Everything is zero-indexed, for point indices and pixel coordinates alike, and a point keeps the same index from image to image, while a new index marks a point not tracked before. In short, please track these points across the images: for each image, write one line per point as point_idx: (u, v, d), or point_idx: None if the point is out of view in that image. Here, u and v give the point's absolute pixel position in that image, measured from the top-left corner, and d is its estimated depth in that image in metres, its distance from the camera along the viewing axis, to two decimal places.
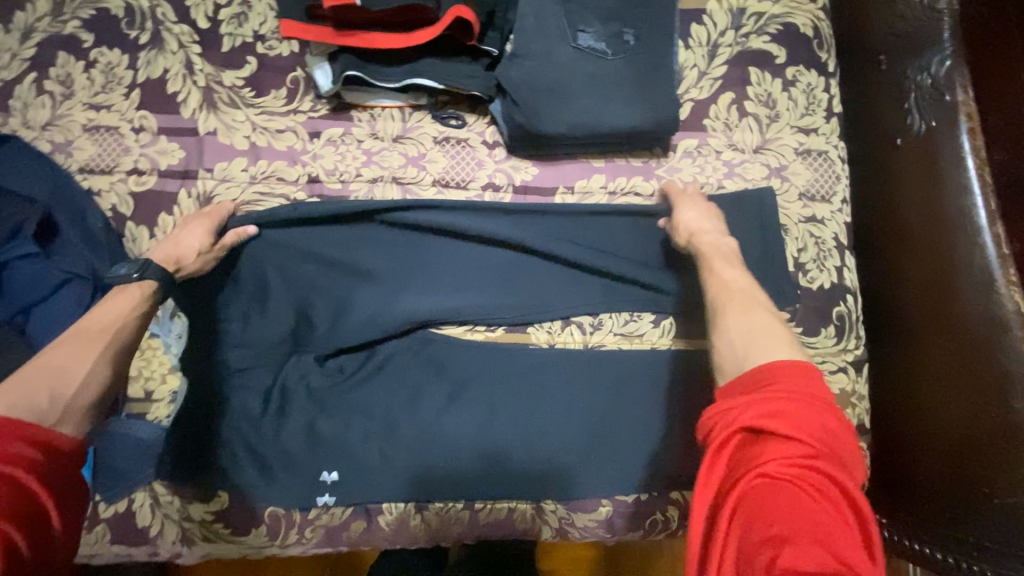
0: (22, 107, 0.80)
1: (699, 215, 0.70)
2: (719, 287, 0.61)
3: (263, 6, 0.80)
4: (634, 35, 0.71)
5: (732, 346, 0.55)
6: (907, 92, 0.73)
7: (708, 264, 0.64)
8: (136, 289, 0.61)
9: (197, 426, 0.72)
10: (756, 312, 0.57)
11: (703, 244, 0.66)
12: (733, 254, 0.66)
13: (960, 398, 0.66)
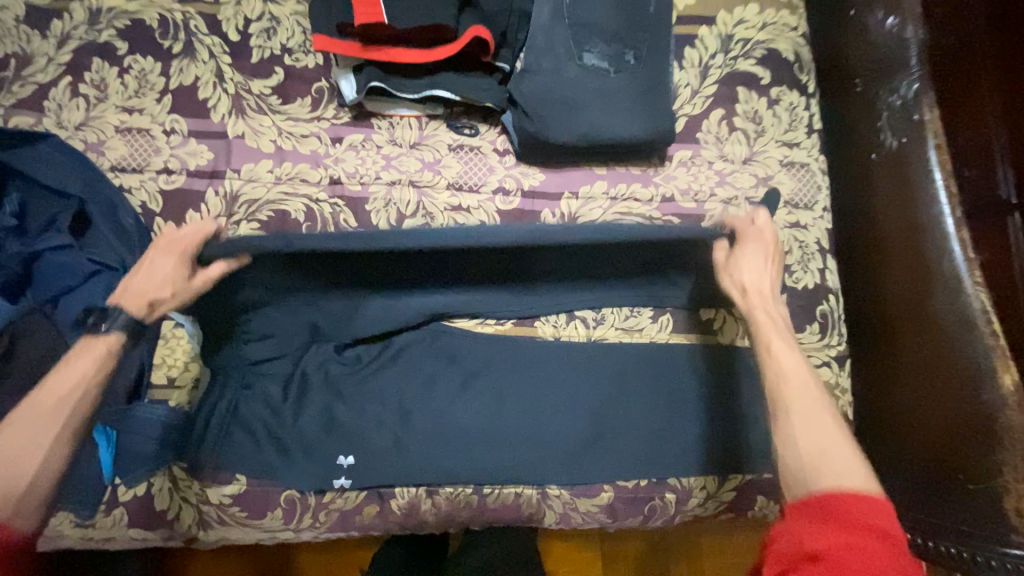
0: (57, 109, 0.84)
1: (756, 277, 0.72)
2: (782, 373, 0.63)
3: (291, 22, 0.86)
4: (634, 56, 0.78)
5: (794, 455, 0.57)
6: (880, 112, 0.81)
7: (766, 346, 0.66)
8: (104, 342, 0.62)
9: (221, 409, 0.76)
10: (824, 416, 0.60)
11: (756, 304, 0.70)
12: (791, 338, 0.67)
13: (941, 394, 0.72)
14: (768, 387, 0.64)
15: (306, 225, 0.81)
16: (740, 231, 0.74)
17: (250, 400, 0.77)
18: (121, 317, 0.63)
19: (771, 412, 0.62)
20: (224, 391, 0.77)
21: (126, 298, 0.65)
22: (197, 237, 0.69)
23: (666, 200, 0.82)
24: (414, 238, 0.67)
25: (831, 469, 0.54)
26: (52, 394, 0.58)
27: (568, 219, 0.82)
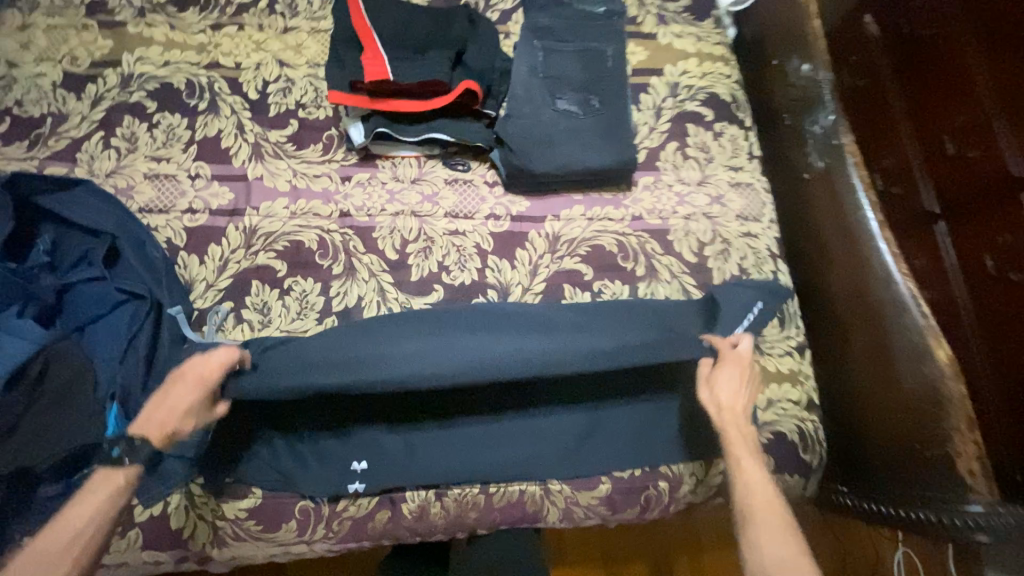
0: (90, 159, 0.93)
1: (731, 396, 0.78)
2: (749, 492, 0.71)
3: (304, 82, 1.00)
4: (599, 101, 0.94)
5: (761, 566, 0.65)
6: (810, 140, 0.99)
7: (736, 461, 0.74)
8: (122, 474, 0.66)
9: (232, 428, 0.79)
10: (781, 536, 0.67)
11: (729, 424, 0.76)
12: (757, 452, 0.75)
13: (890, 372, 0.85)
14: (739, 501, 0.71)
15: (318, 252, 0.90)
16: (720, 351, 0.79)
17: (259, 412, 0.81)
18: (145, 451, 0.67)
19: (739, 526, 0.70)
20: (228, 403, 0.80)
21: (147, 426, 0.69)
22: (214, 369, 0.71)
23: (635, 219, 0.95)
24: (416, 362, 0.71)
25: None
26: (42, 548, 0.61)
27: (552, 238, 0.93)
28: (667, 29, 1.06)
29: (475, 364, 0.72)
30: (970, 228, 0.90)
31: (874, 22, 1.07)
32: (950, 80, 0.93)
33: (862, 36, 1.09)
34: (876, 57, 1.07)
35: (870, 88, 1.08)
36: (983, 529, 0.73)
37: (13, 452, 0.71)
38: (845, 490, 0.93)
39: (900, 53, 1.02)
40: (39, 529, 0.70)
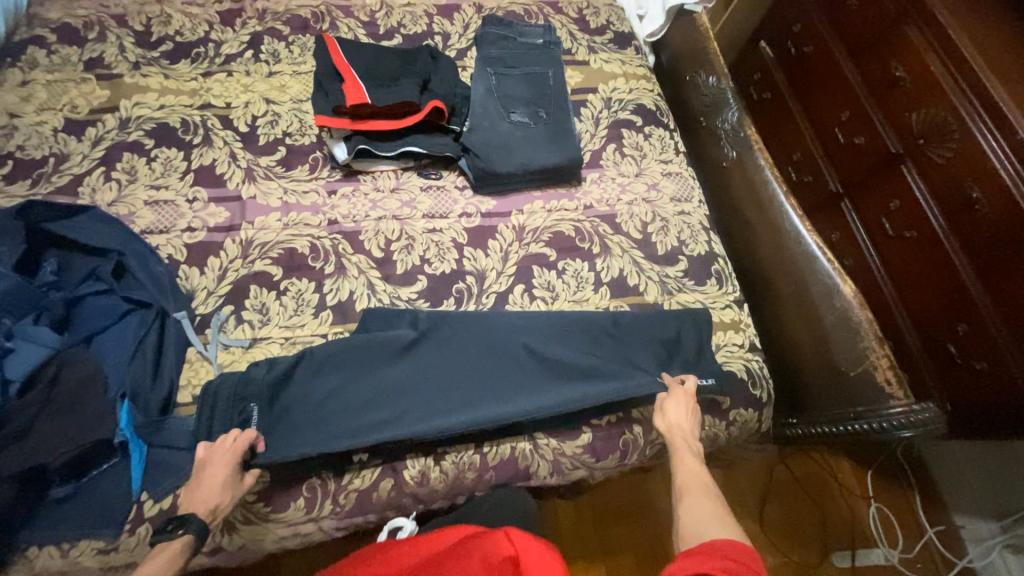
0: (92, 192, 1.02)
1: (679, 417, 0.87)
2: (685, 478, 0.79)
3: (290, 115, 1.14)
4: (546, 113, 1.12)
5: (688, 521, 0.71)
6: (722, 135, 1.23)
7: (677, 454, 0.83)
8: (176, 543, 0.70)
9: (231, 417, 0.83)
10: (707, 503, 0.73)
11: (678, 438, 0.84)
12: (698, 452, 0.83)
13: (813, 312, 1.02)
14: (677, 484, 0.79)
15: (310, 256, 1.00)
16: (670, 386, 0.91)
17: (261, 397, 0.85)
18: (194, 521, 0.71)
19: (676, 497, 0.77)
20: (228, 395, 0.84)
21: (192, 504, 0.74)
22: (244, 442, 0.79)
23: (587, 207, 1.10)
24: (434, 422, 0.86)
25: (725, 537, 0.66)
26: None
27: (518, 229, 1.07)
28: (597, 56, 1.28)
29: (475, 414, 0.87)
30: (868, 198, 1.03)
31: (769, 50, 1.30)
32: (832, 85, 1.10)
33: (763, 60, 1.31)
34: (775, 72, 1.27)
35: (776, 100, 1.26)
36: (906, 425, 0.91)
37: (29, 452, 0.74)
38: (792, 421, 1.07)
39: (791, 70, 1.23)
40: (74, 521, 0.77)
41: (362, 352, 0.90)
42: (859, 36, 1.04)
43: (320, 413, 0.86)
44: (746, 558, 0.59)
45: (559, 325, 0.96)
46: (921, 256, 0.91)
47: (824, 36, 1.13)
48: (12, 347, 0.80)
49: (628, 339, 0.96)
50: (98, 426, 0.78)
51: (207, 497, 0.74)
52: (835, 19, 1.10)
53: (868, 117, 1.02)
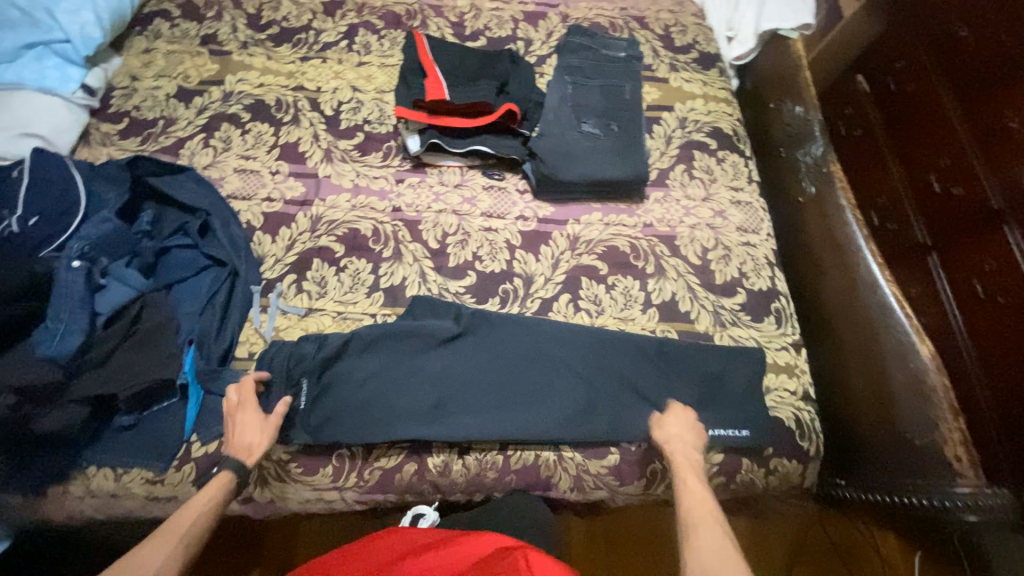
0: (191, 154, 1.12)
1: (679, 441, 0.82)
2: (693, 503, 0.73)
3: (372, 104, 1.20)
4: (618, 126, 1.10)
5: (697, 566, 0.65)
6: (802, 169, 1.15)
7: (681, 479, 0.77)
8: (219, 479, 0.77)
9: (279, 377, 0.89)
10: (716, 536, 0.68)
11: (680, 457, 0.80)
12: (700, 472, 0.78)
13: (883, 371, 0.93)
14: (680, 517, 0.72)
15: (371, 239, 1.05)
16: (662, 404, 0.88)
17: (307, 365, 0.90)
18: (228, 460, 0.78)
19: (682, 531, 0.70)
20: (280, 358, 0.90)
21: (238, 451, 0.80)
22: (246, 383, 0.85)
23: (646, 226, 1.08)
24: (463, 421, 0.88)
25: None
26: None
27: (573, 238, 1.06)
28: (678, 75, 1.25)
29: (506, 418, 0.88)
30: (960, 253, 0.94)
31: (867, 84, 1.21)
32: (934, 129, 1.02)
33: (858, 94, 1.23)
34: (867, 111, 1.19)
35: (867, 140, 1.18)
36: (971, 509, 0.80)
37: (107, 378, 0.83)
38: (842, 483, 0.99)
39: (889, 108, 1.14)
40: (132, 451, 0.85)
41: (406, 338, 0.94)
42: (972, 80, 0.96)
43: (363, 393, 0.89)
44: None
45: (601, 342, 0.95)
46: (1017, 323, 0.81)
47: (931, 77, 1.05)
48: (105, 284, 0.88)
49: (673, 373, 0.93)
50: (165, 364, 0.86)
51: (240, 439, 0.80)
52: (945, 59, 1.02)
53: (972, 167, 0.93)
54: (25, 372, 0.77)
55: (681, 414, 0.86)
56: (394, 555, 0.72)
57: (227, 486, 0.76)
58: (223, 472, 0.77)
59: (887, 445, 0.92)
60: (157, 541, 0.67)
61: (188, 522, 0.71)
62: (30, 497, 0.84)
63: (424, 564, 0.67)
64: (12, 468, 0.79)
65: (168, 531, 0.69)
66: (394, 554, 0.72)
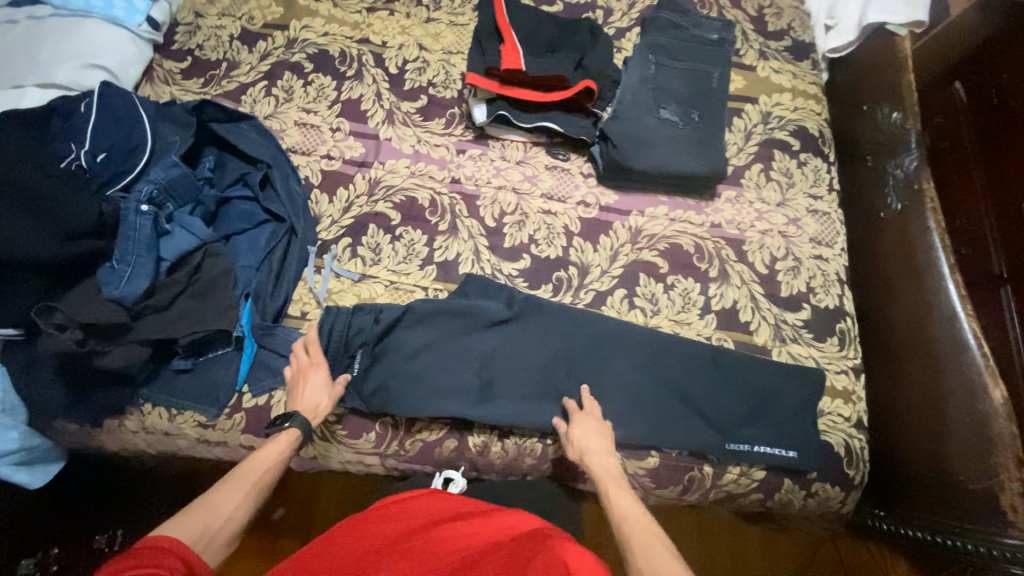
0: (253, 102, 1.09)
1: (598, 444, 0.82)
2: (625, 515, 0.71)
3: (437, 65, 1.14)
4: (699, 115, 1.03)
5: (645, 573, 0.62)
6: (890, 182, 1.05)
7: (605, 489, 0.76)
8: (286, 435, 0.80)
9: (332, 340, 0.90)
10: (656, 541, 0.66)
11: (600, 468, 0.79)
12: (621, 478, 0.78)
13: (945, 409, 0.89)
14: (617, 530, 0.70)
15: (429, 210, 1.03)
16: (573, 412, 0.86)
17: (359, 332, 0.91)
18: (297, 419, 0.81)
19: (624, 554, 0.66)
20: (334, 322, 0.91)
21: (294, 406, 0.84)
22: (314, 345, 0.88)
23: (714, 226, 1.02)
24: (506, 408, 0.88)
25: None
26: (203, 512, 0.68)
27: (635, 231, 1.02)
28: (767, 64, 1.16)
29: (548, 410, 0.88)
30: None
31: (965, 93, 1.10)
32: None
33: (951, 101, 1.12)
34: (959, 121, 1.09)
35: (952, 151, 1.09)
36: (1014, 558, 0.79)
37: (167, 323, 0.84)
38: (878, 512, 0.99)
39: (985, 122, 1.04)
40: (187, 395, 0.88)
41: (456, 319, 0.93)
42: None
43: (409, 370, 0.89)
44: None
45: (653, 345, 0.92)
46: None
47: None
48: (170, 230, 0.88)
49: (727, 384, 0.90)
50: (223, 316, 0.86)
51: (298, 397, 0.84)
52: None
53: None
54: (93, 311, 0.79)
55: (597, 416, 0.85)
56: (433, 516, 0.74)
57: (293, 444, 0.80)
58: (292, 429, 0.81)
59: (936, 485, 0.90)
60: (233, 484, 0.73)
61: (263, 469, 0.76)
62: (90, 426, 0.88)
63: (457, 530, 0.69)
64: (76, 398, 0.83)
65: (244, 478, 0.75)
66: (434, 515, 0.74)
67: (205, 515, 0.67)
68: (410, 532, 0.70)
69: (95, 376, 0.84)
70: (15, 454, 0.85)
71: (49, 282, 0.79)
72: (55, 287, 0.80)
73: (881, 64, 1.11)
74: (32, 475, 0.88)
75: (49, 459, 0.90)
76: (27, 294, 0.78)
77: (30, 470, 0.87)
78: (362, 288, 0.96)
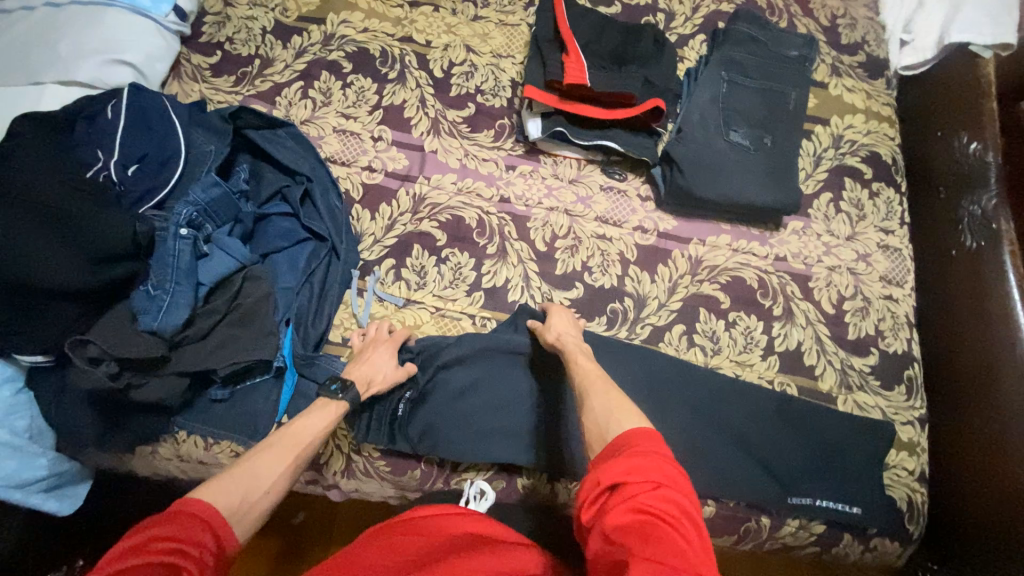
0: (288, 105, 1.02)
1: (569, 329, 0.85)
2: (586, 373, 0.74)
3: (486, 70, 1.06)
4: (771, 140, 0.97)
5: (597, 420, 0.64)
6: (964, 220, 0.95)
7: (573, 359, 0.78)
8: (336, 404, 0.75)
9: None
10: (615, 399, 0.67)
11: (570, 344, 0.81)
12: (591, 355, 0.80)
13: (1010, 466, 0.81)
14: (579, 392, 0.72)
15: (476, 230, 0.96)
16: (547, 306, 0.89)
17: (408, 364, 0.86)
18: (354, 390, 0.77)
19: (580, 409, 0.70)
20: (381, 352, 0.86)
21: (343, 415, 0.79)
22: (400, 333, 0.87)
23: (779, 259, 0.97)
24: (558, 452, 0.84)
25: (619, 423, 0.62)
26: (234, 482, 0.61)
27: (694, 261, 0.96)
28: (839, 81, 1.09)
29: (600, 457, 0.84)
30: None
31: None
32: None
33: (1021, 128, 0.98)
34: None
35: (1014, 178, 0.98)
36: None
37: (207, 353, 0.79)
38: (932, 565, 0.89)
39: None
40: (226, 426, 0.83)
41: (501, 354, 0.88)
42: None
43: (454, 412, 0.85)
44: (649, 445, 0.56)
45: (714, 390, 0.87)
46: None
47: None
48: (208, 252, 0.82)
49: (791, 433, 0.86)
50: (264, 345, 0.81)
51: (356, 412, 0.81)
52: None
53: None
54: (129, 345, 0.73)
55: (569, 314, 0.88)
56: (460, 535, 0.66)
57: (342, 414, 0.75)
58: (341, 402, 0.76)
59: (1006, 546, 0.79)
60: (275, 455, 0.67)
61: (307, 439, 0.71)
62: (120, 453, 0.83)
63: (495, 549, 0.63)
64: (107, 427, 0.78)
65: (281, 447, 0.68)
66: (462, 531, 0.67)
67: (246, 483, 0.61)
68: (439, 551, 0.63)
69: (129, 405, 0.79)
70: (42, 482, 0.79)
71: (82, 309, 0.75)
72: (89, 313, 0.75)
73: (961, 86, 1.02)
74: (62, 502, 0.82)
75: (77, 480, 0.84)
76: (60, 321, 0.73)
77: (59, 497, 0.82)
78: (408, 315, 0.91)
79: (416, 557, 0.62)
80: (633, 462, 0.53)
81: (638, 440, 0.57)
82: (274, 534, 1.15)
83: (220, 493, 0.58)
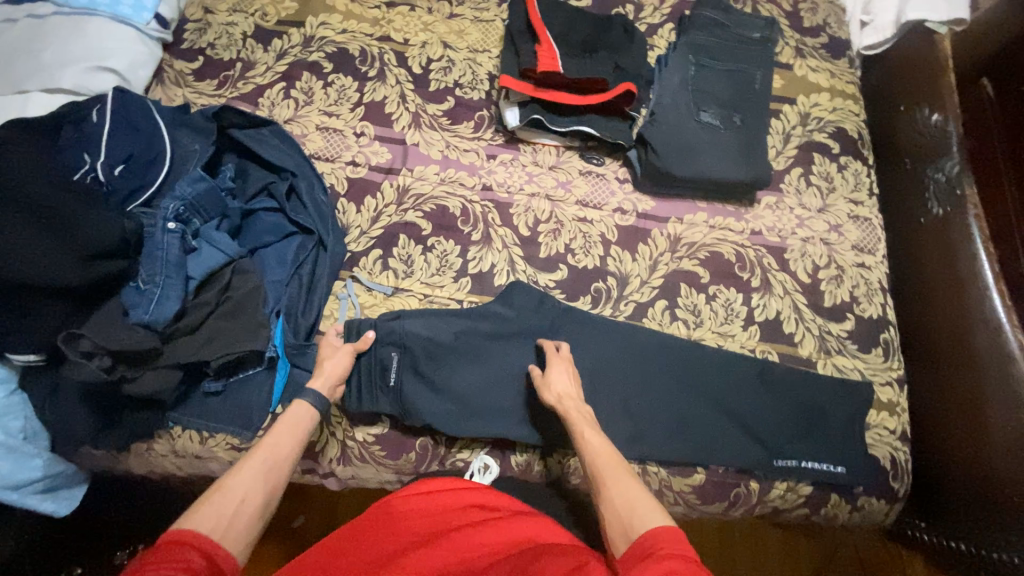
0: (271, 105, 1.04)
1: (567, 385, 0.81)
2: (596, 453, 0.71)
3: (463, 65, 1.09)
4: (739, 119, 1.01)
5: (613, 514, 0.63)
6: (930, 188, 0.98)
7: (579, 431, 0.75)
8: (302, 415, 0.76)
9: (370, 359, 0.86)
10: (634, 485, 0.66)
11: (570, 409, 0.78)
12: (594, 421, 0.77)
13: (982, 418, 0.83)
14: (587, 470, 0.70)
15: (461, 218, 0.98)
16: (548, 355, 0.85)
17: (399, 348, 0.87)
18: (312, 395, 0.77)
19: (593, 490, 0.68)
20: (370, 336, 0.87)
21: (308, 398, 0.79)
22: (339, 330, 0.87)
23: (754, 233, 1.00)
24: (549, 427, 0.86)
25: (639, 515, 0.61)
26: (217, 504, 0.61)
27: (673, 239, 0.99)
28: (804, 62, 1.13)
29: None
30: None
31: (995, 91, 0.94)
32: None
33: None
34: None
35: None
36: None
37: (199, 345, 0.81)
38: (920, 523, 0.92)
39: None
40: (220, 417, 0.84)
41: (488, 334, 0.90)
42: None
43: (444, 393, 0.86)
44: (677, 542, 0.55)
45: (696, 360, 0.90)
46: None
47: None
48: (196, 247, 0.84)
49: (775, 398, 0.89)
50: (255, 335, 0.82)
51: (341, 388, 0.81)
52: None
53: None
54: (121, 337, 0.74)
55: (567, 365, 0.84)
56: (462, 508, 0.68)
57: (310, 420, 0.76)
58: (302, 403, 0.77)
59: (987, 498, 0.82)
60: (246, 472, 0.66)
61: (273, 442, 0.70)
62: (116, 451, 0.84)
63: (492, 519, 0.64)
64: (103, 423, 0.79)
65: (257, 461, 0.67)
66: (462, 504, 0.69)
67: (217, 503, 0.61)
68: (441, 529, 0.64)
69: (123, 401, 0.80)
70: (37, 483, 0.79)
71: (71, 306, 0.76)
72: (78, 313, 0.77)
73: (917, 61, 1.06)
74: (58, 503, 0.82)
75: (72, 483, 0.85)
76: (51, 318, 0.74)
77: (55, 498, 0.82)
78: (396, 302, 0.93)
79: (422, 535, 0.64)
80: (667, 563, 0.51)
81: (671, 540, 0.55)
82: (275, 534, 1.15)
83: (200, 517, 0.59)
